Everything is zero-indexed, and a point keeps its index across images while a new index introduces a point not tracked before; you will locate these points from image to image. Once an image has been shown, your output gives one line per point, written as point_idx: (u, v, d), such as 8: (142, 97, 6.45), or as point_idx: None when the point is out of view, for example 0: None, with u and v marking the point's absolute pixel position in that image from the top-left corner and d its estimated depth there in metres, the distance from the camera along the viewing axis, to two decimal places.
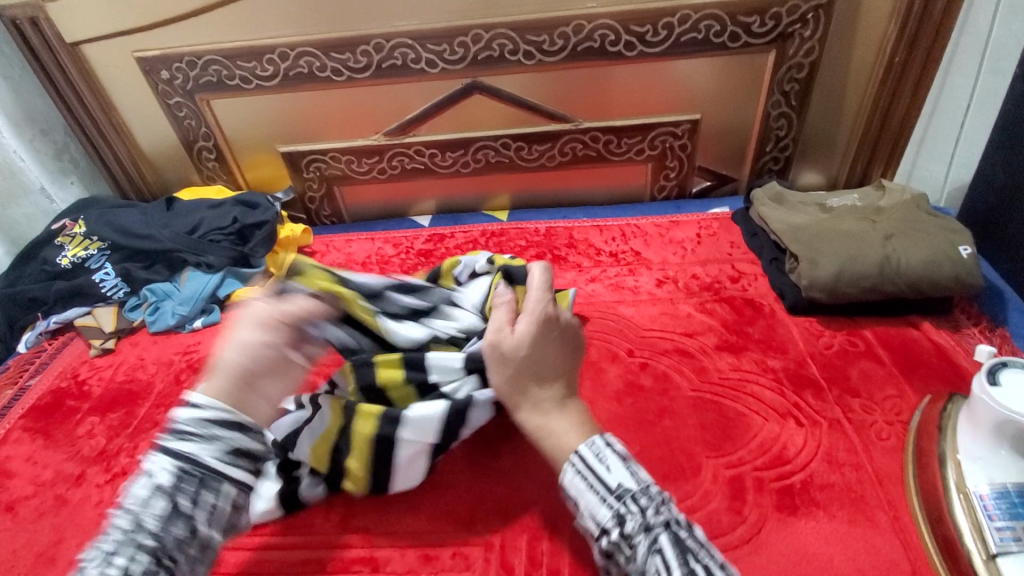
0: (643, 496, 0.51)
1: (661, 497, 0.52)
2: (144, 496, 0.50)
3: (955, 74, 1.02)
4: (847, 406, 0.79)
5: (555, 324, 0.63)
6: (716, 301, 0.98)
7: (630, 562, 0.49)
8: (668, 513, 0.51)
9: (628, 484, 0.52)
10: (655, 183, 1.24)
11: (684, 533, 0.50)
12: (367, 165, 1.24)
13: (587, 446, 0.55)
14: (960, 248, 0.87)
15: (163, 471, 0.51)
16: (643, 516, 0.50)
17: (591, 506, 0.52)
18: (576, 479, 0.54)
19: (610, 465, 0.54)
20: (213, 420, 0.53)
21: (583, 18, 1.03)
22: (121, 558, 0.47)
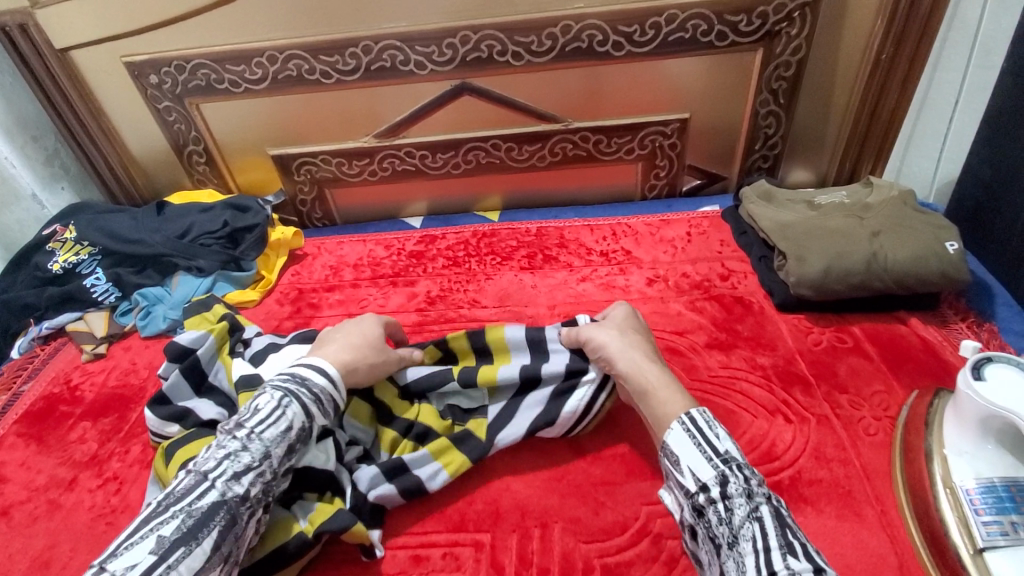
0: (748, 468, 0.58)
1: (762, 474, 0.58)
2: (279, 434, 0.62)
3: (943, 71, 1.03)
4: (835, 402, 0.80)
5: (629, 316, 0.80)
6: (706, 299, 0.98)
7: (725, 519, 0.55)
8: (769, 489, 0.56)
9: (736, 454, 0.59)
10: (646, 182, 1.24)
11: (783, 511, 0.55)
12: (358, 167, 1.24)
13: (700, 413, 0.63)
14: (946, 243, 0.87)
15: (295, 421, 0.64)
16: (747, 483, 0.56)
17: (697, 464, 0.59)
18: (686, 437, 0.61)
19: (721, 433, 0.61)
20: (332, 392, 0.69)
21: (571, 19, 1.03)
22: (245, 481, 0.59)
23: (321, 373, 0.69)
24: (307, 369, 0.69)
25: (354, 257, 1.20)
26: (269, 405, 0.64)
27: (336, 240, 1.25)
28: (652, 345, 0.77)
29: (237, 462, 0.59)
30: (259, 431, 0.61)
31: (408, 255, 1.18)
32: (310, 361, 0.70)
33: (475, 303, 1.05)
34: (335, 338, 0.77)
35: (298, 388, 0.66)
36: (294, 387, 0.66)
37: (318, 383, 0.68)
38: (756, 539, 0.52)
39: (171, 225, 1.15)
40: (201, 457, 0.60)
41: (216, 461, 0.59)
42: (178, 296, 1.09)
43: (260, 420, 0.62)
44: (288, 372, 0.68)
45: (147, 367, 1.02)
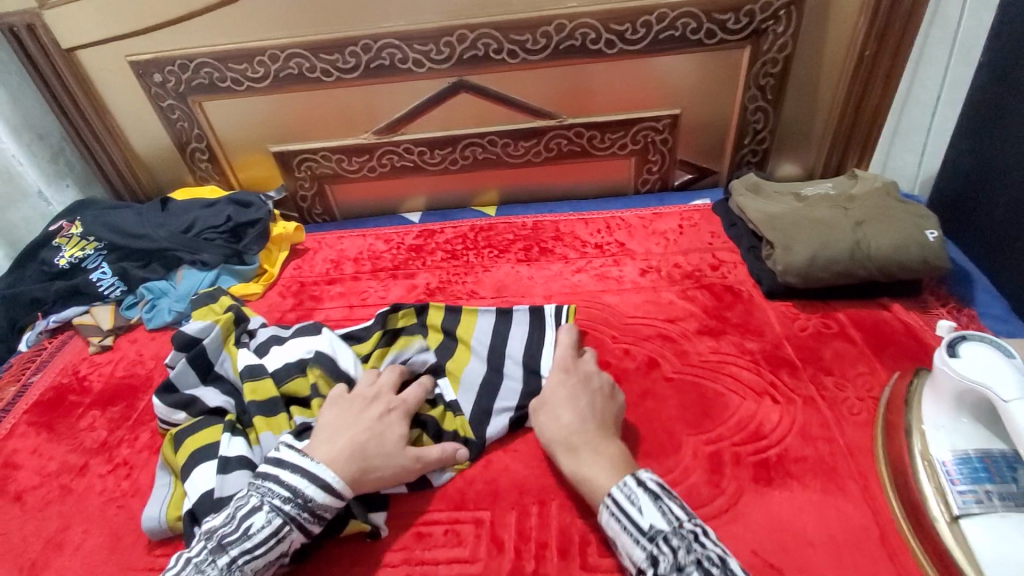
0: (675, 536, 0.58)
1: (694, 534, 0.58)
2: (267, 563, 0.62)
3: (925, 68, 1.06)
4: (821, 384, 0.83)
5: (564, 385, 0.77)
6: (697, 288, 1.01)
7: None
8: (699, 552, 0.56)
9: (660, 525, 0.59)
10: (639, 176, 1.28)
11: (718, 572, 0.54)
12: (357, 164, 1.27)
13: (619, 488, 0.63)
14: (927, 232, 0.91)
15: (290, 544, 0.64)
16: (676, 556, 0.56)
17: (629, 546, 0.60)
18: (612, 521, 0.62)
19: (641, 504, 0.61)
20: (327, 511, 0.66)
21: (565, 17, 1.06)
22: None
23: (318, 482, 0.65)
24: (309, 480, 0.65)
25: (355, 251, 1.23)
26: (262, 530, 0.62)
27: (336, 235, 1.28)
28: (589, 414, 0.73)
29: None
30: (240, 562, 0.60)
31: (408, 248, 1.21)
32: (305, 467, 0.66)
33: (473, 294, 1.08)
34: (345, 434, 0.70)
35: (298, 510, 0.64)
36: (288, 510, 0.64)
37: (320, 500, 0.65)
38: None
39: (175, 220, 1.17)
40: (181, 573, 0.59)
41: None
42: (183, 290, 1.11)
43: (249, 546, 0.61)
44: (287, 484, 0.65)
45: (154, 358, 1.05)
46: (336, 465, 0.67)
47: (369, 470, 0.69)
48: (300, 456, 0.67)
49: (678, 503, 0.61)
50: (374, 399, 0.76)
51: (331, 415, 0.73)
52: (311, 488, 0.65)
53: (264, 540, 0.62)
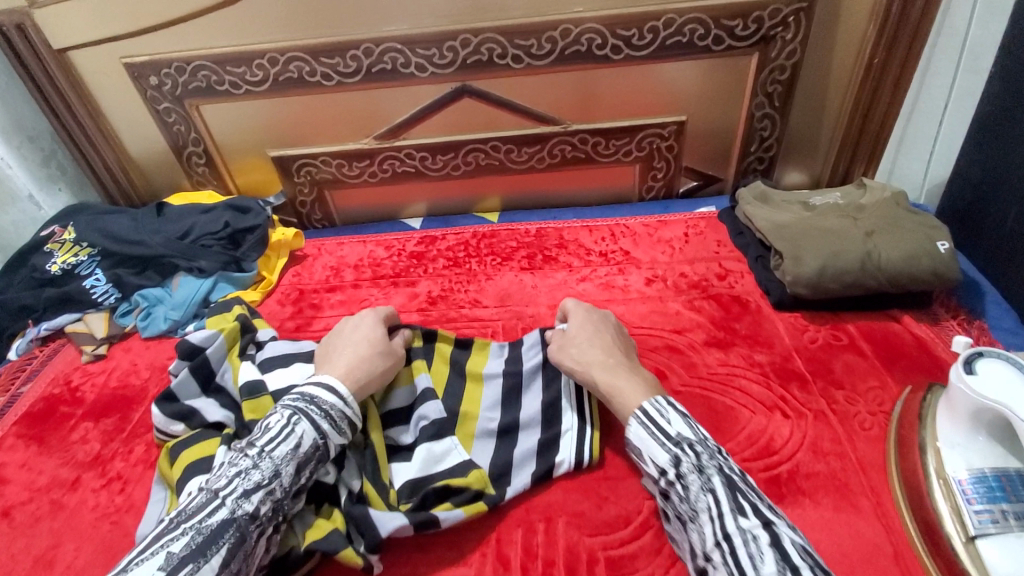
0: (700, 445, 0.63)
1: (714, 447, 0.64)
2: (290, 453, 0.63)
3: (933, 75, 1.06)
4: (831, 398, 0.82)
5: (578, 314, 0.83)
6: (704, 299, 1.00)
7: (684, 495, 0.61)
8: (720, 461, 0.62)
9: (687, 436, 0.64)
10: (643, 183, 1.26)
11: (736, 477, 0.61)
12: (358, 169, 1.25)
13: (651, 403, 0.67)
14: (938, 243, 0.89)
15: (305, 437, 0.65)
16: (699, 458, 0.62)
17: (653, 452, 0.64)
18: (640, 429, 0.66)
19: (671, 419, 0.65)
20: (340, 409, 0.68)
21: (571, 23, 1.05)
22: (252, 501, 0.60)
23: (333, 390, 0.69)
24: (322, 385, 0.70)
25: (354, 258, 1.21)
26: (278, 423, 0.65)
27: (336, 241, 1.26)
28: (610, 342, 0.78)
29: (246, 480, 0.61)
30: (268, 449, 0.63)
31: (409, 256, 1.19)
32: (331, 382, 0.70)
33: (476, 303, 1.06)
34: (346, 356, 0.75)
35: (308, 404, 0.67)
36: (303, 406, 0.67)
37: (328, 399, 0.68)
38: (713, 509, 0.59)
39: (171, 226, 1.15)
40: (216, 474, 0.63)
41: (228, 479, 0.61)
42: (179, 298, 1.09)
43: (269, 439, 0.64)
44: (301, 390, 0.70)
45: (148, 368, 1.02)
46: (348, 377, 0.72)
47: (368, 384, 0.73)
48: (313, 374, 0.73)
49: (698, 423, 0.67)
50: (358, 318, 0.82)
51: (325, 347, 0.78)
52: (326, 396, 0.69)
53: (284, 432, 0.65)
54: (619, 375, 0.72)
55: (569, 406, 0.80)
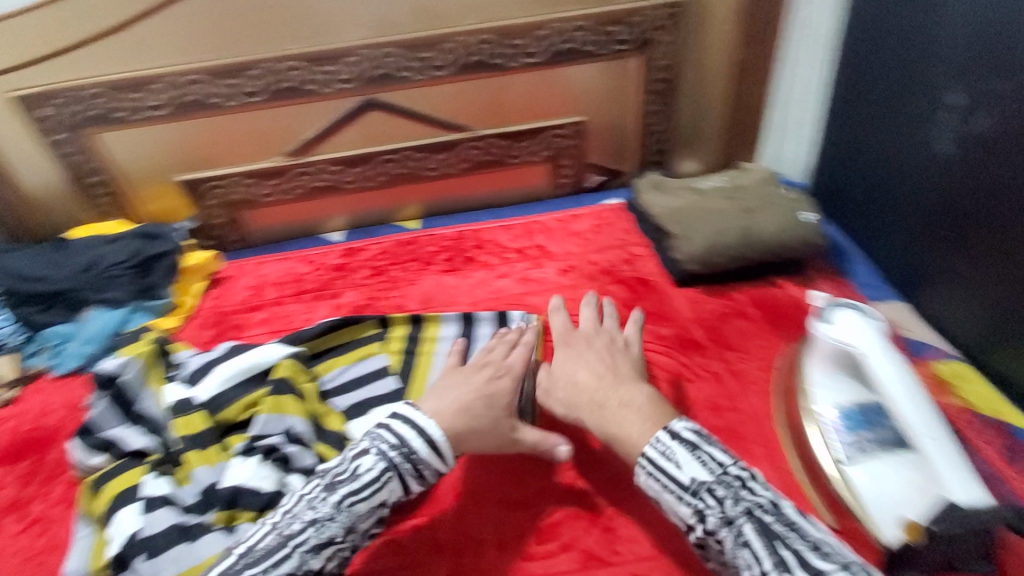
0: (720, 487, 0.57)
1: (742, 483, 0.57)
2: (369, 509, 0.64)
3: (798, 66, 1.18)
4: (726, 360, 0.91)
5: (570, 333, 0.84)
6: (614, 283, 1.08)
7: (721, 550, 0.56)
8: (747, 501, 0.56)
9: (702, 478, 0.58)
10: (554, 181, 1.33)
11: (770, 518, 0.54)
12: (271, 187, 1.25)
13: (653, 446, 0.62)
14: (801, 213, 1.02)
15: (390, 497, 0.66)
16: (723, 509, 0.56)
17: (671, 504, 0.59)
18: (650, 480, 0.61)
19: (679, 460, 0.60)
20: (427, 462, 0.67)
21: (466, 34, 1.10)
22: (327, 556, 0.61)
23: (425, 437, 0.67)
24: (417, 433, 0.68)
25: (277, 275, 1.21)
26: (369, 472, 0.65)
27: (256, 261, 1.26)
28: (605, 363, 0.77)
29: (319, 532, 0.61)
30: (348, 502, 0.63)
31: (332, 268, 1.21)
32: (412, 417, 0.69)
33: (401, 307, 1.09)
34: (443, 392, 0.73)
35: (403, 458, 0.66)
36: (396, 459, 0.66)
37: (423, 454, 0.67)
38: (753, 566, 0.52)
39: (75, 259, 1.11)
40: (293, 510, 0.63)
41: (302, 524, 0.62)
42: (90, 332, 1.05)
43: (354, 490, 0.64)
44: (395, 432, 0.68)
45: (63, 407, 0.99)
46: (443, 418, 0.70)
47: (462, 436, 0.70)
48: (414, 410, 0.70)
49: (718, 449, 0.61)
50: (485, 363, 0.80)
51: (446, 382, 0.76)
52: (415, 441, 0.67)
53: (373, 485, 0.65)
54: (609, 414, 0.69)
55: None
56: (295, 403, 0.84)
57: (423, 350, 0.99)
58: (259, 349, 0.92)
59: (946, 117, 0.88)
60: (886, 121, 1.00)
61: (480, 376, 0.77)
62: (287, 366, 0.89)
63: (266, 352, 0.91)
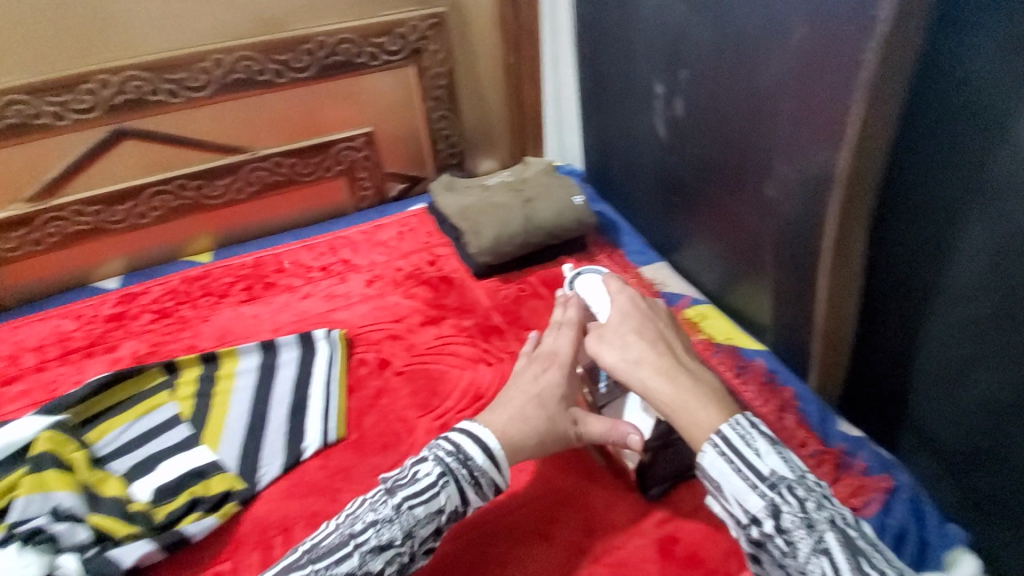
0: (800, 487, 0.53)
1: (821, 491, 0.53)
2: (428, 514, 0.59)
3: (555, 65, 1.30)
4: (522, 339, 0.98)
5: (621, 311, 0.71)
6: (419, 285, 1.10)
7: (787, 553, 0.51)
8: (830, 510, 0.51)
9: (783, 473, 0.53)
10: (355, 195, 1.32)
11: (852, 532, 0.51)
12: (17, 239, 1.09)
13: (732, 427, 0.56)
14: (574, 197, 1.13)
15: (448, 504, 0.60)
16: (803, 511, 0.51)
17: (741, 494, 0.54)
18: (721, 461, 0.55)
19: (759, 449, 0.55)
20: (480, 468, 0.62)
21: (220, 52, 1.05)
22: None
23: (484, 447, 0.62)
24: (474, 442, 0.63)
25: (35, 339, 1.04)
26: (426, 475, 0.60)
27: (7, 326, 1.07)
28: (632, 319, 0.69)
29: (366, 545, 0.56)
30: (407, 507, 0.58)
31: (106, 320, 1.07)
32: (475, 430, 0.64)
33: (191, 348, 1.00)
34: (510, 399, 0.68)
35: (460, 465, 0.61)
36: (450, 463, 0.61)
37: (480, 462, 0.62)
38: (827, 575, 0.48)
39: None
40: (354, 513, 0.59)
41: (364, 525, 0.57)
42: None
43: (415, 493, 0.59)
44: (451, 439, 0.63)
45: None
46: (498, 426, 0.65)
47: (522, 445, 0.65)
48: (470, 421, 0.66)
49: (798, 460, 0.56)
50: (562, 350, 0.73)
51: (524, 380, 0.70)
52: (474, 450, 0.62)
53: (431, 486, 0.60)
54: (684, 393, 0.61)
55: (313, 395, 0.91)
56: (60, 476, 0.74)
57: (219, 388, 0.93)
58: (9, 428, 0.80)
59: (657, 103, 0.99)
60: (616, 107, 1.13)
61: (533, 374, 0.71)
62: (51, 437, 0.79)
63: (18, 428, 0.79)
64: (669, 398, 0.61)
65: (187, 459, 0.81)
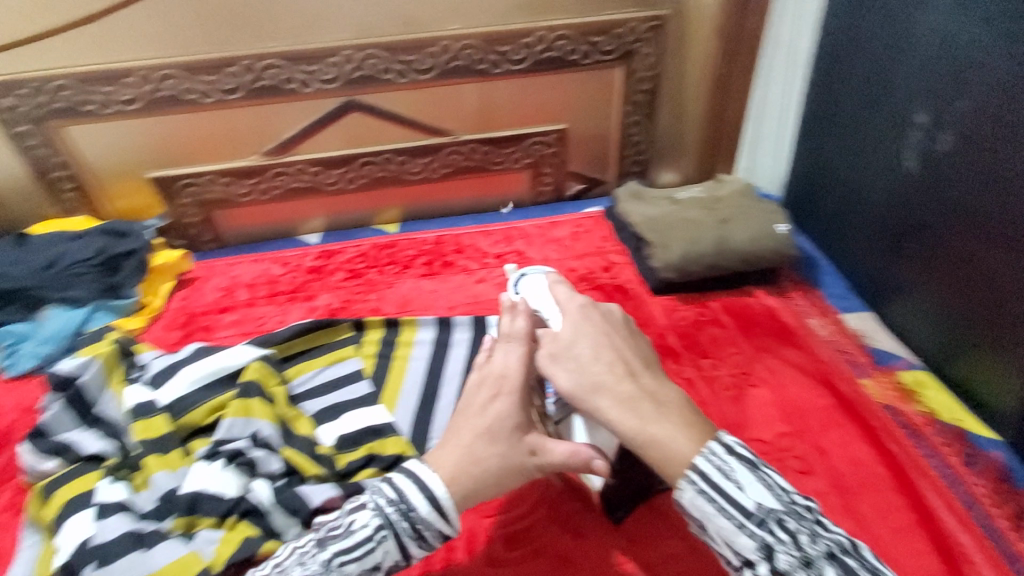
0: (791, 518, 0.47)
1: (813, 516, 0.47)
2: (362, 572, 0.53)
3: (773, 83, 1.22)
4: (699, 367, 0.91)
5: (573, 318, 0.63)
6: (591, 290, 1.08)
7: None
8: (826, 540, 0.46)
9: (770, 505, 0.47)
10: (534, 189, 1.34)
11: (852, 561, 0.46)
12: (248, 187, 1.22)
13: (705, 459, 0.49)
14: (777, 226, 1.03)
15: (382, 561, 0.54)
16: (803, 548, 0.45)
17: (728, 534, 0.48)
18: (701, 501, 0.48)
19: (741, 481, 0.48)
20: (421, 523, 0.54)
21: (449, 39, 1.10)
22: None
23: (428, 498, 0.54)
24: (419, 489, 0.55)
25: (249, 277, 1.18)
26: (362, 528, 0.54)
27: (228, 261, 1.23)
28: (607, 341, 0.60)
29: None
30: (338, 564, 0.52)
31: (306, 270, 1.18)
32: (422, 476, 0.56)
33: (376, 311, 1.07)
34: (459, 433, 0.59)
35: (399, 517, 0.54)
36: (390, 516, 0.54)
37: (425, 514, 0.54)
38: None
39: (35, 256, 1.07)
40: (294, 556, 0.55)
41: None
42: (48, 331, 1.01)
43: (345, 551, 0.53)
44: (395, 487, 0.55)
45: (14, 411, 0.94)
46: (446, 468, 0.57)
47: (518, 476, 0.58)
48: (419, 464, 0.57)
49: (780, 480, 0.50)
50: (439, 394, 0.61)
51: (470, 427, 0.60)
52: (415, 499, 0.55)
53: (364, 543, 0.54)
54: (649, 414, 0.54)
55: None
56: (263, 407, 0.81)
57: (397, 355, 0.98)
58: (229, 352, 0.89)
59: (914, 134, 0.89)
60: (861, 132, 1.02)
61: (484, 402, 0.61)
62: (258, 369, 0.86)
63: (236, 354, 0.89)
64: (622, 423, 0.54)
65: (367, 415, 0.86)
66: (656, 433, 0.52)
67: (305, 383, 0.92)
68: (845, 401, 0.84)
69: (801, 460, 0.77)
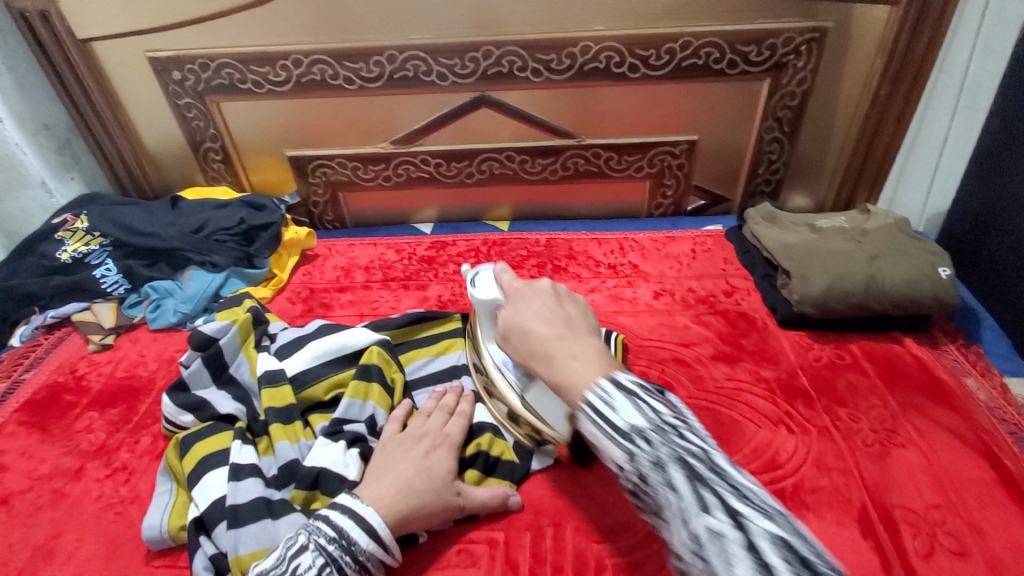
0: (653, 431, 0.48)
1: (675, 429, 0.49)
2: None
3: (934, 109, 1.10)
4: (835, 415, 0.83)
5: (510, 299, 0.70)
6: (711, 314, 1.02)
7: (652, 499, 0.48)
8: (678, 446, 0.47)
9: (636, 421, 0.49)
10: (652, 200, 1.29)
11: (697, 462, 0.46)
12: (373, 172, 1.26)
13: (594, 392, 0.53)
14: (940, 269, 0.92)
15: None
16: (653, 451, 0.47)
17: (607, 450, 0.51)
18: (591, 426, 0.52)
19: (616, 404, 0.51)
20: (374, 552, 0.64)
21: (590, 40, 1.08)
22: None
23: (364, 525, 0.64)
24: (355, 523, 0.64)
25: (366, 259, 1.22)
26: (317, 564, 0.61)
27: (347, 242, 1.27)
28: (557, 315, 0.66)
29: None
30: None
31: (419, 260, 1.20)
32: (358, 511, 0.64)
33: None
34: (396, 468, 0.69)
35: (342, 552, 0.62)
36: (337, 550, 0.62)
37: (365, 544, 0.63)
38: (677, 513, 0.45)
39: (185, 220, 1.15)
40: None
41: None
42: (190, 291, 1.09)
43: None
44: (334, 524, 0.63)
45: (155, 360, 1.02)
46: (382, 503, 0.66)
47: (429, 514, 0.67)
48: (351, 498, 0.66)
49: (659, 401, 0.52)
50: (422, 437, 0.74)
51: (382, 458, 0.72)
52: (356, 531, 0.63)
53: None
54: (558, 360, 0.59)
55: None
56: (381, 395, 0.83)
57: None
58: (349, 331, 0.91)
59: None
60: None
61: (422, 452, 0.72)
62: (378, 352, 0.88)
63: (356, 335, 0.90)
64: (539, 370, 0.62)
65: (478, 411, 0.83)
66: (562, 380, 0.58)
67: (417, 371, 0.92)
68: (1011, 479, 0.74)
69: (956, 540, 0.68)
